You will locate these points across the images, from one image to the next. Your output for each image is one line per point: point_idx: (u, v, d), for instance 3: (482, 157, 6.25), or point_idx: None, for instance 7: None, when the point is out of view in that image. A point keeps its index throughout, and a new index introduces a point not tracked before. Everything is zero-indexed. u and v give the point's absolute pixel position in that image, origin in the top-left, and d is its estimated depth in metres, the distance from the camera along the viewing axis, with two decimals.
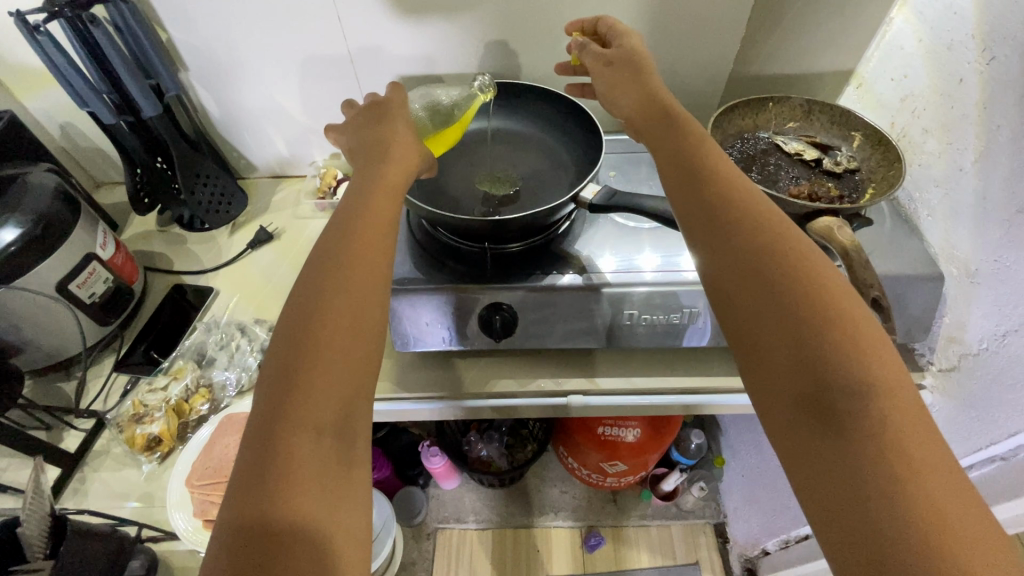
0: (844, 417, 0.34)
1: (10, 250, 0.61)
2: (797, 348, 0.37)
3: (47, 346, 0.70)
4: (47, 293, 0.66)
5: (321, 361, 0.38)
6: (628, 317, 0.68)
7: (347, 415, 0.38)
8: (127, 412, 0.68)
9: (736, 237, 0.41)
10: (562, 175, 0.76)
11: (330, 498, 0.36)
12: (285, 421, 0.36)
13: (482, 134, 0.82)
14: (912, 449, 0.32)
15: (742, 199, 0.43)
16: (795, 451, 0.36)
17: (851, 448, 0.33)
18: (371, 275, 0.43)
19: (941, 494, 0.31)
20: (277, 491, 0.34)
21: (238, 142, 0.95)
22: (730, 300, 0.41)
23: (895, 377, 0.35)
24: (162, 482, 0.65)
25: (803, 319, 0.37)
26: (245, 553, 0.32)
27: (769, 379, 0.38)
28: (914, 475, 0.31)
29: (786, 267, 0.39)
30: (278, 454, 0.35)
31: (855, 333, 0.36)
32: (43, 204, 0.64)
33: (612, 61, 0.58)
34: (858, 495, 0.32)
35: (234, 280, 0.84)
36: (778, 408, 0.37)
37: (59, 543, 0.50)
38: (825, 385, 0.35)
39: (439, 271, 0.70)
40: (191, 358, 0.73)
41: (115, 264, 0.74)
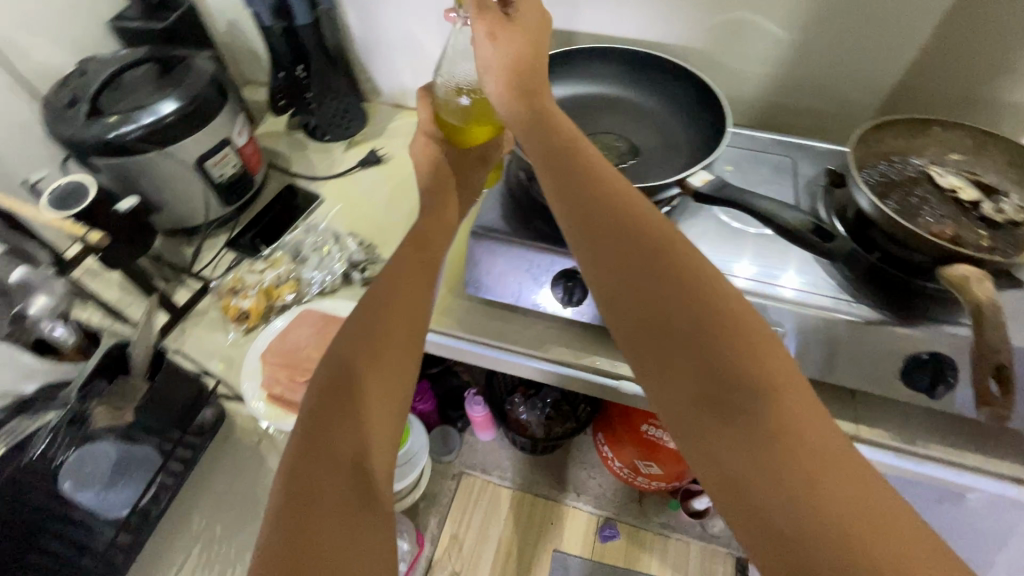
0: (742, 421, 0.33)
1: (167, 120, 0.69)
2: (692, 351, 0.36)
3: (177, 212, 0.79)
4: (188, 165, 0.74)
5: (377, 331, 0.45)
6: None
7: (388, 386, 0.43)
8: (228, 283, 0.76)
9: (624, 231, 0.41)
10: (674, 156, 0.72)
11: (379, 447, 0.40)
12: (337, 386, 0.41)
13: (600, 99, 0.79)
14: (824, 456, 0.32)
15: (624, 194, 0.43)
16: (731, 485, 0.33)
17: (758, 453, 0.32)
18: (420, 270, 0.53)
19: (847, 485, 0.31)
20: (322, 441, 0.38)
21: (370, 65, 1.00)
22: (634, 314, 0.39)
23: (783, 373, 0.34)
24: (243, 350, 0.72)
25: (707, 324, 0.36)
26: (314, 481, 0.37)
27: (665, 394, 0.36)
28: (820, 480, 0.31)
29: (670, 268, 0.38)
30: (336, 406, 0.40)
31: (744, 330, 0.36)
32: (200, 86, 0.72)
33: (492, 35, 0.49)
34: (772, 499, 0.31)
35: (339, 192, 0.90)
36: (703, 436, 0.35)
37: (157, 372, 0.59)
38: (719, 386, 0.34)
39: (526, 227, 0.70)
40: (288, 252, 0.80)
41: (245, 153, 0.82)
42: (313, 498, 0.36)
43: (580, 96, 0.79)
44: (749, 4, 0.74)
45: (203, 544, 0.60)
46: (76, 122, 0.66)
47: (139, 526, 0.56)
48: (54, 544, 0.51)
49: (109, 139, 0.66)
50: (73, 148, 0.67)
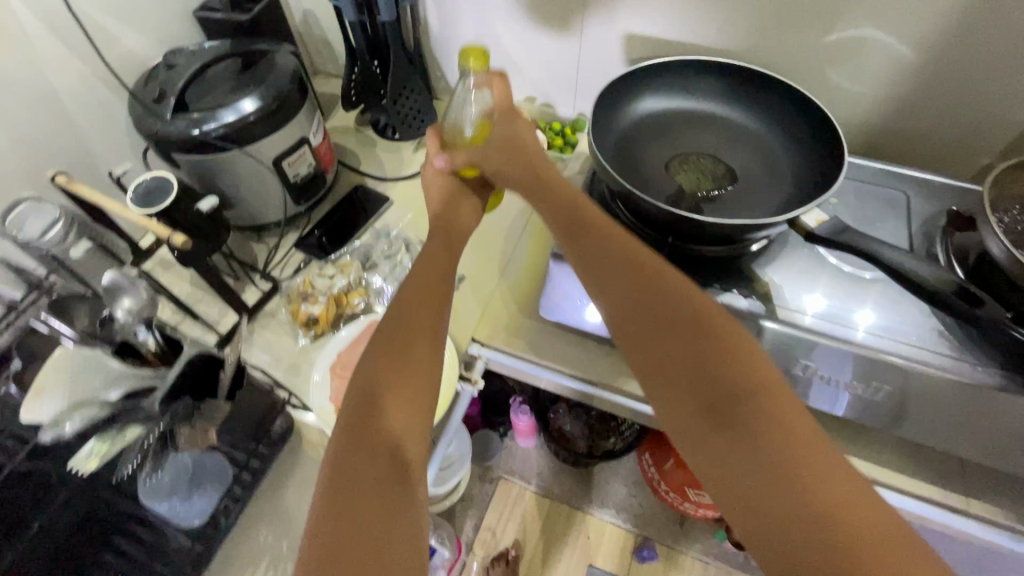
0: (738, 422, 0.38)
1: (249, 119, 0.67)
2: (689, 365, 0.41)
3: (250, 210, 0.78)
4: (266, 165, 0.73)
5: (402, 324, 0.49)
6: (805, 369, 0.60)
7: (417, 377, 0.46)
8: (297, 287, 0.75)
9: (625, 265, 0.48)
10: (774, 184, 0.67)
11: (405, 425, 0.43)
12: (375, 381, 0.44)
13: (695, 115, 0.73)
14: (807, 462, 0.35)
15: (620, 240, 0.51)
16: (731, 495, 0.36)
17: (752, 451, 0.36)
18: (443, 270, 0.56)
19: (831, 478, 0.34)
20: (363, 426, 0.42)
21: (445, 63, 0.96)
22: (635, 339, 0.45)
23: (765, 377, 0.40)
24: (310, 358, 0.71)
25: (689, 350, 0.42)
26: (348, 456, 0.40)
27: (670, 403, 0.41)
28: (810, 474, 0.34)
29: (664, 295, 0.45)
30: (367, 387, 0.44)
31: (729, 345, 0.42)
32: (282, 83, 0.70)
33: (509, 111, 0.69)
34: (772, 493, 0.35)
35: (409, 195, 0.89)
36: (698, 449, 0.39)
37: (239, 386, 0.56)
38: (716, 394, 0.40)
39: None
40: (357, 258, 0.79)
41: (320, 152, 0.80)
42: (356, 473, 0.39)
43: (672, 112, 0.74)
44: (873, 21, 0.67)
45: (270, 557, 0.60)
46: (163, 117, 0.65)
47: (209, 537, 0.57)
48: (128, 546, 0.55)
49: (193, 135, 0.65)
50: (157, 143, 0.66)
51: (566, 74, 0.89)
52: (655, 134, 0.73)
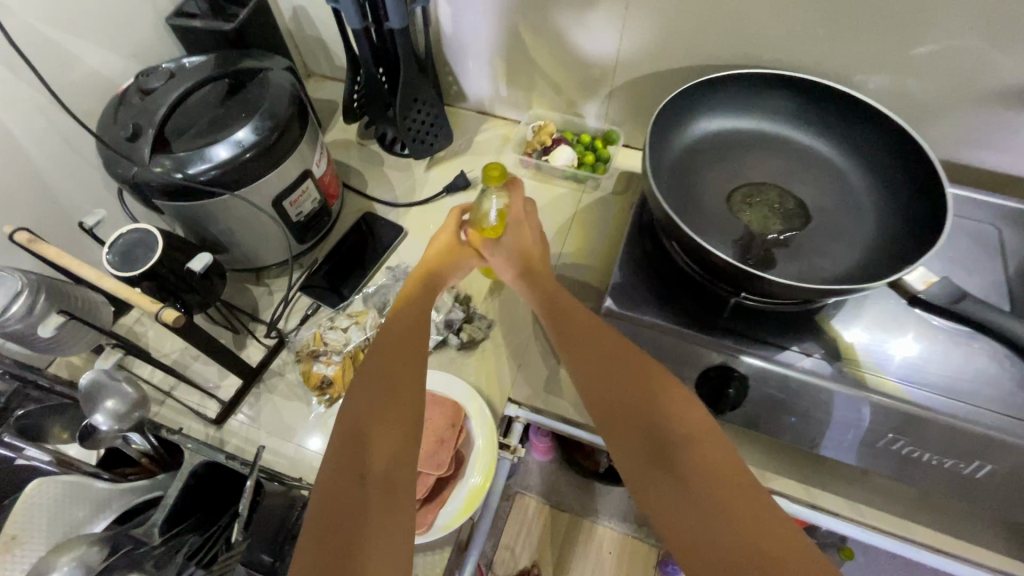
0: (679, 467, 0.43)
1: (244, 156, 0.57)
2: (642, 416, 0.47)
3: (247, 252, 0.68)
4: (264, 205, 0.63)
5: (390, 360, 0.49)
6: (892, 444, 0.53)
7: (410, 405, 0.46)
8: (308, 343, 0.66)
9: (587, 330, 0.55)
10: (854, 223, 0.58)
11: (391, 458, 0.43)
12: (369, 408, 0.45)
13: (756, 138, 0.64)
14: (731, 491, 0.42)
15: (579, 311, 0.58)
16: (668, 522, 0.41)
17: (692, 493, 0.42)
18: (426, 307, 0.57)
19: (757, 515, 0.40)
20: (354, 451, 0.43)
21: (458, 68, 0.85)
22: (600, 393, 0.50)
23: (704, 427, 0.46)
24: (325, 427, 0.63)
25: (641, 402, 0.48)
26: (341, 496, 0.40)
27: (623, 449, 0.47)
28: (741, 513, 0.40)
29: (621, 354, 0.52)
30: (356, 421, 0.45)
31: (673, 397, 0.48)
32: (280, 110, 0.60)
33: (522, 216, 0.66)
34: (712, 532, 0.40)
35: (424, 224, 0.79)
36: (642, 482, 0.44)
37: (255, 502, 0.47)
38: (664, 441, 0.45)
39: (666, 305, 0.60)
40: (373, 304, 0.70)
41: (324, 183, 0.70)
42: (347, 497, 0.40)
43: (731, 131, 0.65)
44: (972, 30, 0.58)
45: None
46: (139, 159, 0.55)
47: None
48: None
49: (176, 180, 0.55)
50: (134, 188, 0.56)
51: (598, 82, 0.79)
52: (713, 159, 0.64)
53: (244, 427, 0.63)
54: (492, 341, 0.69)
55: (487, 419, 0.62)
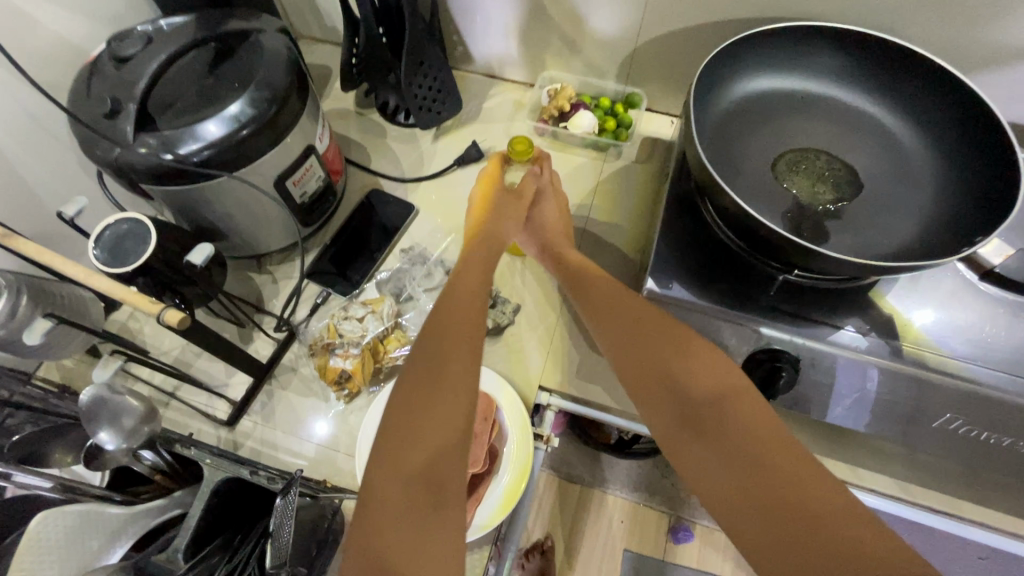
0: (722, 438, 0.39)
1: (241, 134, 0.50)
2: (680, 385, 0.43)
3: (248, 238, 0.63)
4: (264, 187, 0.57)
5: (435, 335, 0.44)
6: (950, 424, 0.50)
7: (460, 393, 0.41)
8: (321, 335, 0.61)
9: (616, 299, 0.51)
10: (909, 190, 0.54)
11: (437, 444, 0.38)
12: (410, 396, 0.40)
13: (799, 100, 0.60)
14: (790, 474, 0.36)
15: (608, 283, 0.53)
16: (726, 512, 0.37)
17: (738, 465, 0.38)
18: (475, 277, 0.51)
19: (813, 487, 0.35)
20: (396, 449, 0.38)
21: (464, 26, 0.78)
22: (636, 363, 0.46)
23: (747, 393, 0.41)
24: (346, 424, 0.59)
25: (680, 371, 0.43)
26: (392, 488, 0.37)
27: (661, 420, 0.43)
28: (795, 486, 0.36)
29: (654, 320, 0.47)
30: (402, 402, 0.40)
31: (715, 363, 0.43)
32: (278, 78, 0.53)
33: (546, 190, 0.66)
34: (762, 508, 0.36)
35: (436, 201, 0.73)
36: (691, 464, 0.40)
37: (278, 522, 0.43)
38: (705, 411, 0.41)
39: (709, 284, 0.56)
40: (389, 290, 0.65)
41: (328, 160, 0.64)
42: (390, 501, 0.36)
43: (773, 93, 0.60)
44: None
45: None
46: (121, 138, 0.48)
47: None
48: None
49: (166, 162, 0.48)
50: (118, 172, 0.50)
51: (621, 40, 0.72)
52: (754, 124, 0.59)
53: (258, 427, 0.59)
54: (519, 326, 0.65)
55: (520, 410, 0.58)
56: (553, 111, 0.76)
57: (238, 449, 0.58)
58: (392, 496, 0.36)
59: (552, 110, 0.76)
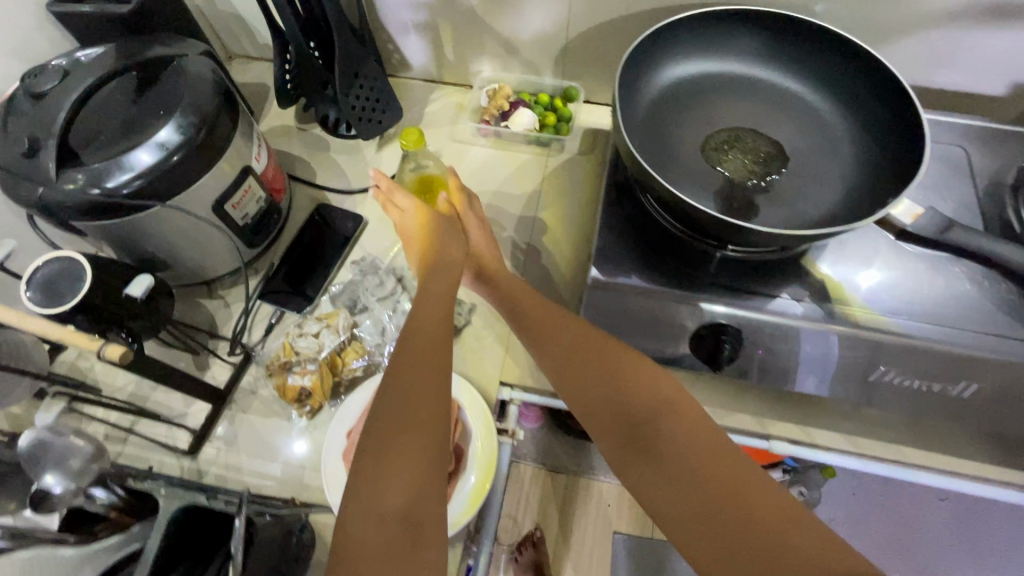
0: (658, 454, 0.43)
1: (171, 161, 0.50)
2: (616, 400, 0.46)
3: (193, 265, 0.62)
4: (202, 211, 0.56)
5: (419, 357, 0.45)
6: (883, 376, 0.54)
7: (436, 423, 0.42)
8: (277, 355, 0.61)
9: (549, 316, 0.53)
10: (830, 159, 0.57)
11: (421, 476, 0.40)
12: (393, 427, 0.41)
13: (722, 83, 0.62)
14: (721, 478, 0.40)
15: (546, 302, 0.55)
16: (669, 523, 0.41)
17: (674, 475, 0.42)
18: (446, 297, 0.52)
19: (745, 487, 0.40)
20: (378, 489, 0.39)
21: (398, 33, 0.78)
22: (570, 381, 0.49)
23: (679, 404, 0.45)
24: (312, 439, 0.59)
25: (615, 388, 0.47)
26: (380, 524, 0.38)
27: (602, 437, 0.46)
28: (725, 491, 0.40)
29: (583, 336, 0.50)
30: (385, 431, 0.41)
31: (646, 378, 0.47)
32: (204, 102, 0.52)
33: (473, 211, 0.64)
34: (699, 514, 0.40)
35: (384, 209, 0.73)
36: (632, 477, 0.44)
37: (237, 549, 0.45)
38: (643, 427, 0.45)
39: (651, 266, 0.57)
40: (343, 303, 0.65)
41: (268, 179, 0.63)
42: (374, 540, 0.37)
43: (698, 78, 0.63)
44: None
45: None
46: (43, 176, 0.47)
47: None
48: None
49: (95, 196, 0.48)
50: (45, 212, 0.49)
51: (548, 36, 0.74)
52: (681, 108, 0.61)
53: (221, 454, 0.58)
54: (476, 326, 0.66)
55: (482, 411, 0.59)
56: (493, 112, 0.78)
57: (202, 477, 0.57)
58: (372, 535, 0.37)
59: (492, 111, 0.78)
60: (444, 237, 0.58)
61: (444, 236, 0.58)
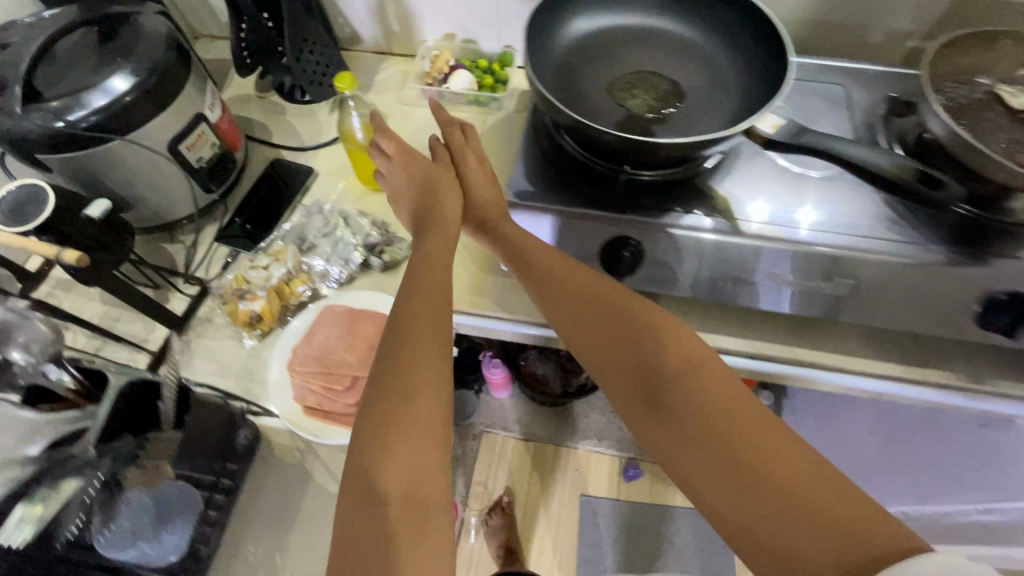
0: (692, 423, 0.45)
1: (124, 101, 0.56)
2: (644, 371, 0.49)
3: (153, 207, 0.68)
4: (157, 151, 0.62)
5: (411, 336, 0.49)
6: (770, 278, 0.60)
7: (431, 405, 0.46)
8: (230, 285, 0.68)
9: (570, 286, 0.55)
10: (718, 94, 0.65)
11: (418, 458, 0.44)
12: (383, 410, 0.45)
13: (627, 33, 0.70)
14: (756, 448, 0.42)
15: (562, 263, 0.57)
16: (704, 494, 0.43)
17: (707, 443, 0.44)
18: (434, 275, 0.55)
19: (779, 457, 0.41)
20: (377, 468, 0.43)
21: (346, 7, 0.86)
22: (601, 354, 0.52)
23: (709, 376, 0.47)
24: (262, 358, 0.65)
25: (645, 361, 0.49)
26: (379, 501, 0.42)
27: (633, 409, 0.49)
28: (760, 460, 0.41)
29: (612, 311, 0.52)
30: (379, 414, 0.45)
31: (674, 351, 0.49)
32: (156, 52, 0.59)
33: (477, 159, 0.67)
34: (734, 482, 0.42)
35: (334, 162, 0.80)
36: (665, 449, 0.46)
37: (183, 411, 0.51)
38: (673, 399, 0.46)
39: (564, 191, 0.64)
40: (292, 240, 0.71)
41: (221, 129, 0.70)
42: (371, 516, 0.41)
43: (608, 30, 0.70)
44: None
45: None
46: (8, 111, 0.54)
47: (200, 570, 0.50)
48: None
49: (56, 129, 0.54)
50: (12, 144, 0.55)
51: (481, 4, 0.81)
52: (589, 55, 0.68)
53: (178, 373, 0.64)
54: (415, 260, 0.71)
55: None
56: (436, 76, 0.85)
57: None
58: (368, 510, 0.41)
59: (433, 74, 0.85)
60: (435, 189, 0.63)
61: (441, 189, 0.63)
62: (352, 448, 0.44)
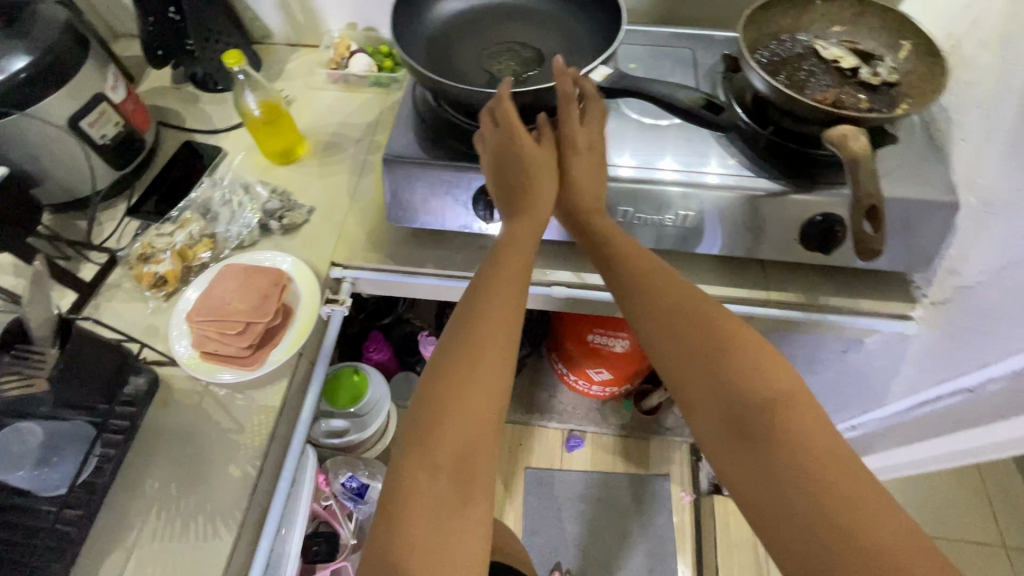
0: (758, 439, 0.46)
1: (19, 78, 0.62)
2: (716, 376, 0.50)
3: (62, 183, 0.73)
4: (58, 126, 0.67)
5: (483, 338, 0.51)
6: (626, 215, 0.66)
7: (488, 407, 0.49)
8: (137, 252, 0.72)
9: (649, 294, 0.57)
10: (572, 56, 0.73)
11: (469, 453, 0.47)
12: (449, 404, 0.48)
13: (496, 10, 0.78)
14: (827, 474, 0.43)
15: (656, 276, 0.57)
16: (757, 509, 0.45)
17: (770, 457, 0.45)
18: (520, 279, 0.56)
19: (838, 485, 0.42)
20: (427, 459, 0.47)
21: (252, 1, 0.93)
22: (670, 359, 0.53)
23: (787, 393, 0.47)
24: (166, 316, 0.69)
25: (716, 368, 0.50)
26: (431, 489, 0.46)
27: (703, 416, 0.50)
28: (822, 484, 0.43)
29: (690, 320, 0.53)
30: (441, 404, 0.49)
31: (754, 362, 0.49)
32: (52, 35, 0.65)
33: (591, 141, 0.61)
34: (788, 504, 0.43)
35: (242, 142, 0.86)
36: (730, 459, 0.48)
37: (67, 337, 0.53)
38: (743, 411, 0.48)
39: (437, 146, 0.67)
40: (197, 210, 0.77)
41: (126, 110, 0.75)
42: (424, 506, 0.45)
43: (478, 8, 0.78)
44: None
45: (160, 505, 0.58)
46: None
47: (86, 500, 0.54)
48: None
49: None
50: None
51: None
52: (461, 30, 0.76)
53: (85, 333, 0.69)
54: (313, 223, 0.77)
55: (309, 278, 0.70)
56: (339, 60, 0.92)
57: None
58: (412, 499, 0.46)
59: (336, 59, 0.92)
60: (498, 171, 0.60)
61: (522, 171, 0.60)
62: (404, 432, 0.49)
